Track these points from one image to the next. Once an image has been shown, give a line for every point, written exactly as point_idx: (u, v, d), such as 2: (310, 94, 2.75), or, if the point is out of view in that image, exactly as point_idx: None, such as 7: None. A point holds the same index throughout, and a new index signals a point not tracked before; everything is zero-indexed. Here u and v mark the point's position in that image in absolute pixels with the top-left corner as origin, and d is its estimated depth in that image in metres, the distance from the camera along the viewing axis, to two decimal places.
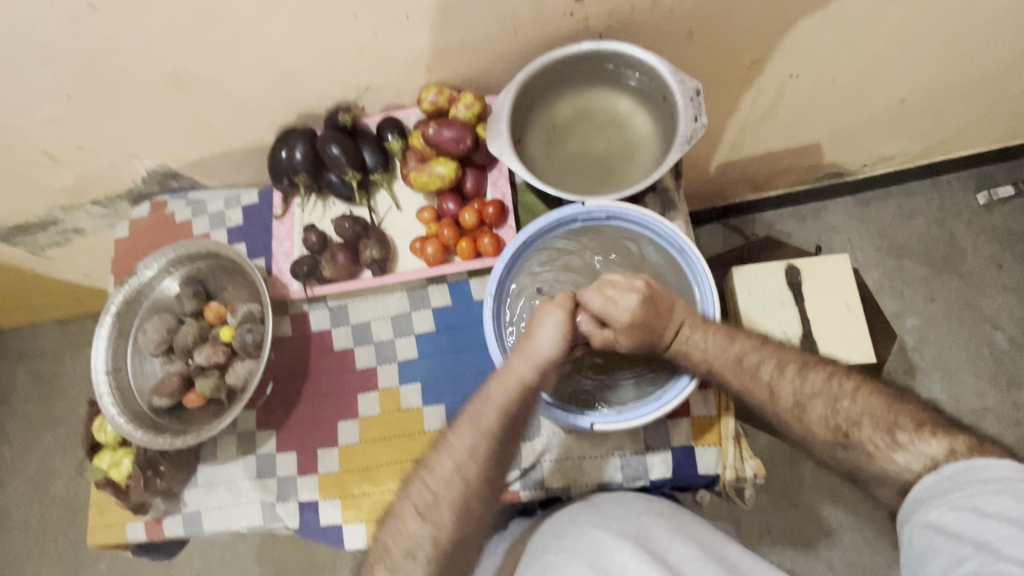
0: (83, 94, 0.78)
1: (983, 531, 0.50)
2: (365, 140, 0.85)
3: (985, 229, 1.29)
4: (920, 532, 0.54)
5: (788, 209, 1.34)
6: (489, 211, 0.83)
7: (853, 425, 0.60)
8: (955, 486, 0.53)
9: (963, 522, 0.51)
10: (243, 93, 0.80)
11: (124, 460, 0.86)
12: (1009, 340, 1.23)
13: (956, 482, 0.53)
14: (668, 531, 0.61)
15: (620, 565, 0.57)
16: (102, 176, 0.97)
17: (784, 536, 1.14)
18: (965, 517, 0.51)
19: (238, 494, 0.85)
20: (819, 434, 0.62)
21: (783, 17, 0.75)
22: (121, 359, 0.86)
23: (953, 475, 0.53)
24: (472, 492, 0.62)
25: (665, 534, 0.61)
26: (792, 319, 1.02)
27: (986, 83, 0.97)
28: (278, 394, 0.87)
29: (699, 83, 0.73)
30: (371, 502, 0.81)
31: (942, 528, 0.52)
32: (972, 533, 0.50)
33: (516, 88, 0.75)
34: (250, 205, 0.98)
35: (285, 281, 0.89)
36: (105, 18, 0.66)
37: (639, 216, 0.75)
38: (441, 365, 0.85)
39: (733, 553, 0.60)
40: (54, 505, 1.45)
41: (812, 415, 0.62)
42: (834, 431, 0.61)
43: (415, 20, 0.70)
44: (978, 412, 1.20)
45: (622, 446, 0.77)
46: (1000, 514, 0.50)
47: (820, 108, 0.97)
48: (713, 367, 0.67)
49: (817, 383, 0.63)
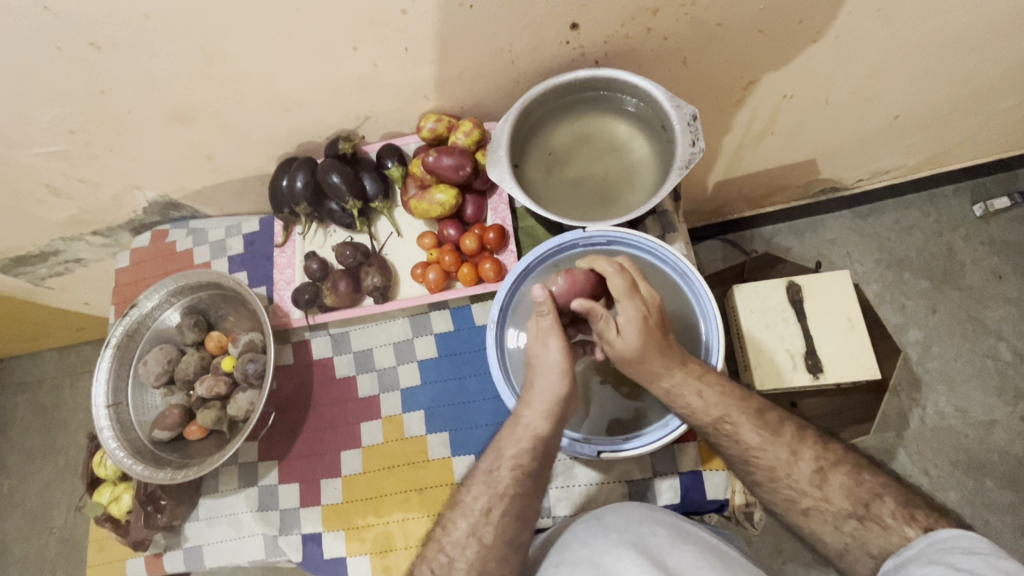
0: (86, 130, 0.79)
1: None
2: (366, 168, 0.85)
3: (983, 240, 1.30)
4: None
5: (786, 224, 1.35)
6: (489, 237, 0.83)
7: (875, 496, 0.60)
8: (937, 546, 0.53)
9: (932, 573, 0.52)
10: (245, 126, 0.81)
11: (124, 495, 0.85)
12: (1013, 351, 1.23)
13: (938, 544, 0.54)
14: (668, 542, 0.59)
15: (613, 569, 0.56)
16: (103, 208, 0.97)
17: (796, 556, 1.12)
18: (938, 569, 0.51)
19: (239, 528, 0.84)
20: (839, 503, 0.61)
21: (775, 42, 0.76)
22: (122, 392, 0.85)
23: (938, 540, 0.54)
24: (465, 541, 0.61)
25: (666, 546, 0.58)
26: (794, 336, 1.02)
27: (977, 101, 0.99)
28: (281, 424, 0.87)
29: (695, 108, 0.74)
30: (376, 534, 0.80)
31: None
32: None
33: (514, 117, 0.76)
34: (252, 233, 0.99)
35: (287, 309, 0.89)
36: (109, 58, 0.67)
37: (639, 241, 0.76)
38: (444, 392, 0.84)
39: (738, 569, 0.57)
40: (53, 538, 1.43)
41: (833, 484, 0.62)
42: (856, 502, 0.61)
43: (413, 52, 0.71)
44: (985, 424, 1.19)
45: (629, 473, 0.76)
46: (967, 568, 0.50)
47: (815, 125, 0.98)
48: (729, 413, 0.67)
49: None
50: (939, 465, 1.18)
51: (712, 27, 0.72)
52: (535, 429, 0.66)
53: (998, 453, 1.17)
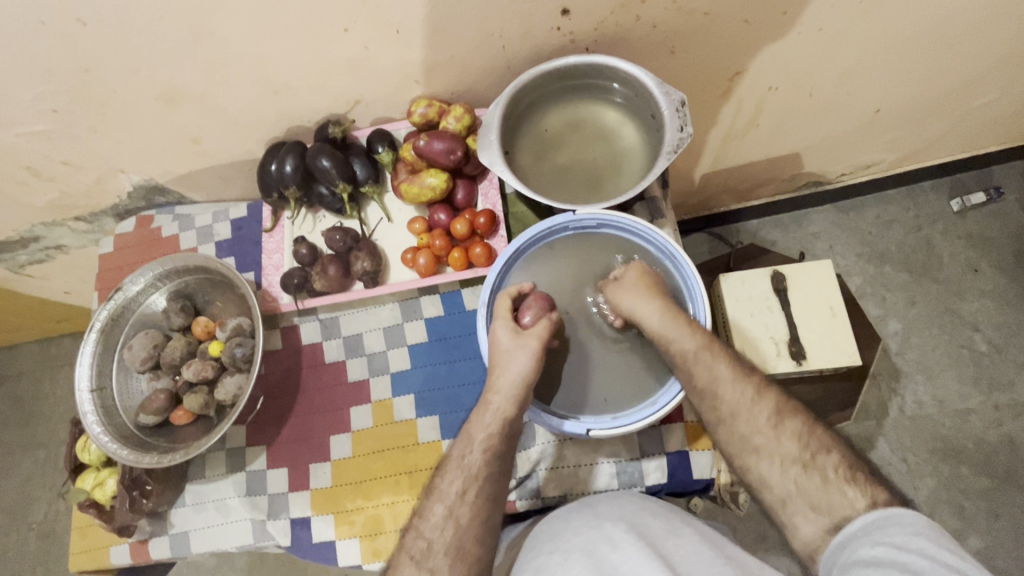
0: (70, 109, 0.77)
1: (899, 562, 0.49)
2: (355, 153, 0.85)
3: (960, 235, 1.33)
4: (858, 547, 0.53)
5: (770, 217, 1.37)
6: (480, 222, 0.83)
7: None
8: (880, 524, 0.53)
9: (881, 554, 0.51)
10: (234, 109, 0.81)
11: (108, 480, 0.84)
12: (988, 343, 1.26)
13: (878, 523, 0.53)
14: (664, 532, 0.60)
15: (608, 561, 0.56)
16: (87, 192, 0.96)
17: (779, 543, 1.13)
18: (888, 549, 0.51)
19: (227, 513, 0.83)
20: None
21: (761, 33, 0.77)
22: (107, 376, 0.84)
23: (878, 518, 0.54)
24: (442, 523, 0.61)
25: (658, 536, 0.59)
26: (779, 324, 1.03)
27: (954, 96, 1.02)
28: (269, 409, 0.86)
29: (683, 94, 0.75)
30: (365, 518, 0.80)
31: (867, 560, 0.51)
32: (891, 561, 0.49)
33: (505, 102, 0.77)
34: (239, 219, 0.98)
35: (275, 294, 0.88)
36: (94, 34, 0.66)
37: (628, 223, 0.77)
38: (434, 376, 0.85)
39: (736, 554, 0.59)
40: (32, 533, 1.40)
41: None
42: None
43: (404, 35, 0.71)
44: (961, 413, 1.22)
45: (617, 454, 0.77)
46: (916, 548, 0.49)
47: (799, 118, 1.00)
48: None
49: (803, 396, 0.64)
50: (917, 452, 1.21)
51: (700, 16, 0.73)
52: (501, 411, 0.67)
53: (972, 441, 1.20)
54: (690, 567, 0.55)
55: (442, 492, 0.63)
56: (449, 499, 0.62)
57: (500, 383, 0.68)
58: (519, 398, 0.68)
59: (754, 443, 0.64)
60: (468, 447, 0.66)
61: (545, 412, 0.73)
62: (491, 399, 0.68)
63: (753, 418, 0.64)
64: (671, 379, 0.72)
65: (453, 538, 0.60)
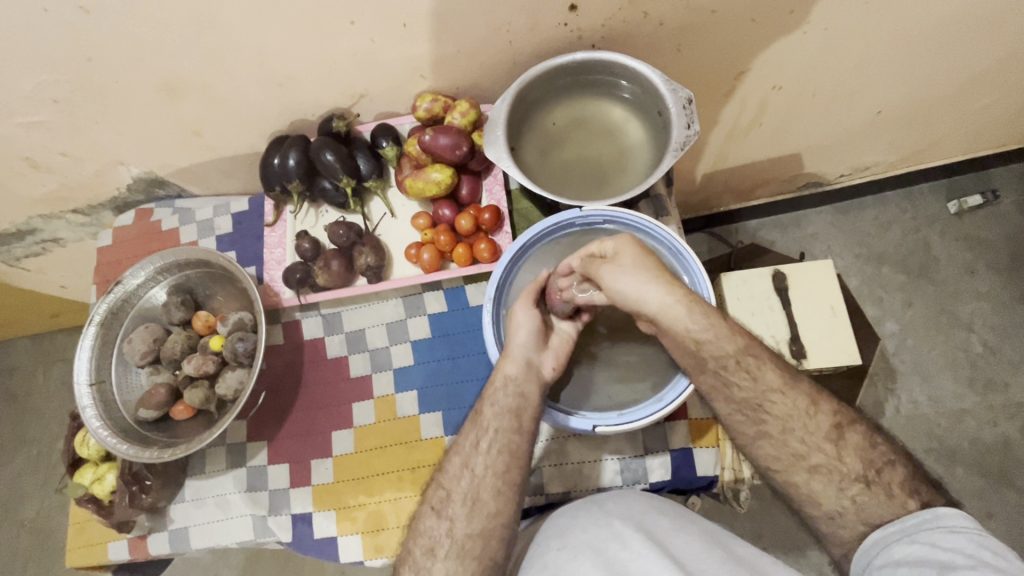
0: (71, 99, 0.76)
1: (937, 561, 0.52)
2: (360, 148, 0.85)
3: (957, 237, 1.34)
4: (895, 546, 0.56)
5: (770, 217, 1.38)
6: (484, 217, 0.83)
7: None
8: (920, 524, 0.55)
9: (918, 554, 0.53)
10: (237, 102, 0.80)
11: (107, 475, 0.82)
12: (983, 344, 1.27)
13: (918, 524, 0.55)
14: (670, 529, 0.60)
15: (617, 558, 0.56)
16: (86, 184, 0.95)
17: (776, 542, 1.14)
18: (925, 549, 0.53)
19: (227, 509, 0.83)
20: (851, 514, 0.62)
21: (767, 32, 0.78)
22: (106, 370, 0.83)
23: (919, 519, 0.56)
24: (460, 472, 0.65)
25: (666, 535, 0.59)
26: (780, 324, 1.04)
27: (954, 98, 1.02)
28: (271, 404, 0.85)
29: (690, 92, 0.75)
30: (367, 514, 0.80)
31: (904, 559, 0.54)
32: (928, 561, 0.52)
33: (511, 97, 0.76)
34: (240, 213, 0.97)
35: (277, 289, 0.87)
36: (98, 22, 0.65)
37: (634, 220, 0.77)
38: (437, 373, 0.84)
39: (741, 552, 0.59)
40: (24, 530, 1.38)
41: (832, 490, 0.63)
42: None
43: (411, 29, 0.71)
44: (956, 414, 1.23)
45: (621, 450, 0.77)
46: (954, 549, 0.52)
47: (802, 118, 1.00)
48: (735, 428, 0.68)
49: (806, 394, 0.65)
50: (913, 452, 1.22)
51: (706, 13, 0.73)
52: (519, 385, 0.68)
53: (968, 441, 1.22)
54: (696, 566, 0.55)
55: (460, 446, 0.67)
56: (465, 452, 0.66)
57: (515, 353, 0.71)
58: (531, 369, 0.70)
59: (761, 440, 0.64)
60: (482, 405, 0.69)
61: (550, 408, 0.72)
62: (505, 366, 0.70)
63: (756, 413, 0.64)
64: (678, 376, 0.72)
65: (470, 488, 0.64)
